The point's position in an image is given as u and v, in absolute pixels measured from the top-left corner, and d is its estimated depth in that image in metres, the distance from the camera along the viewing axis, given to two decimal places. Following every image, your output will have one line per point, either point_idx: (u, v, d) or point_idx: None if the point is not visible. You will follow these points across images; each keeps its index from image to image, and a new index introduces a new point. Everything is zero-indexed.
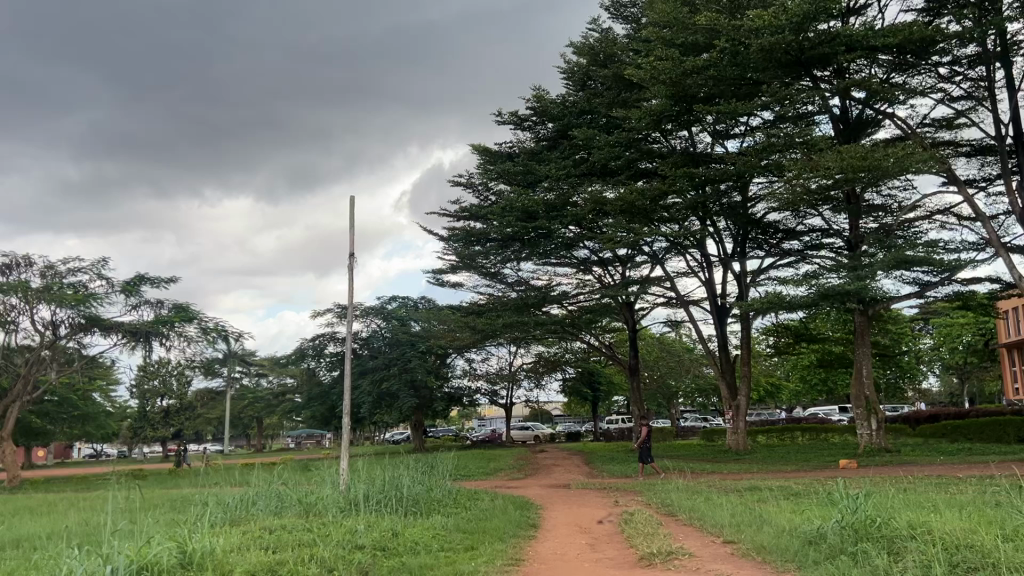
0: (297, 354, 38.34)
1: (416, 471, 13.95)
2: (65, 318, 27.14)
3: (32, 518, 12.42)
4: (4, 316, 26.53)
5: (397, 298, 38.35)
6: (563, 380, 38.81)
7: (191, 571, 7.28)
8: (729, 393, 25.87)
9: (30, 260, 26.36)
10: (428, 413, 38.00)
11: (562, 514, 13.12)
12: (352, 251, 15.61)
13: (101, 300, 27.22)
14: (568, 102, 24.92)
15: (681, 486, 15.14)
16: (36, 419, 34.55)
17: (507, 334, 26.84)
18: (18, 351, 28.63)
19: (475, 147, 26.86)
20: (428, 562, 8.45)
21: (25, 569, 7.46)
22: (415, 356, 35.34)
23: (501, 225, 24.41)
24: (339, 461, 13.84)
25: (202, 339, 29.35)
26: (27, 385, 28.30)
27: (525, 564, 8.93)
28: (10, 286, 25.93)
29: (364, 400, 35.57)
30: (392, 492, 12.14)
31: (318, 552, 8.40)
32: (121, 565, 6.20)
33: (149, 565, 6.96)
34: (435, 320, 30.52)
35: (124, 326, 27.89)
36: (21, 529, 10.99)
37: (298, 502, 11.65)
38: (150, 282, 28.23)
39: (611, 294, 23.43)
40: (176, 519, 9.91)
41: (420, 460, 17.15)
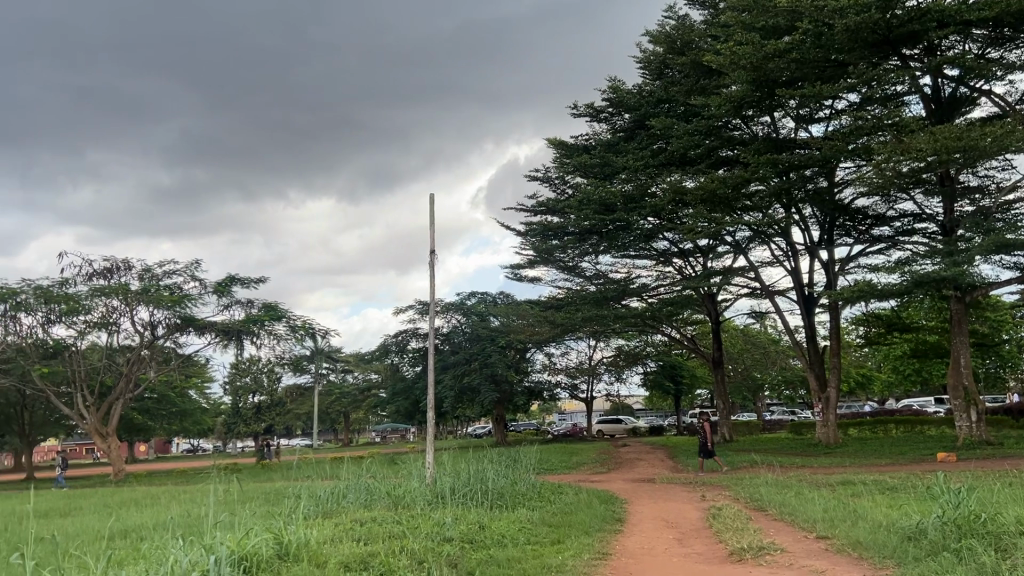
0: (381, 350, 39.08)
1: (500, 465, 14.06)
2: (162, 318, 28.33)
3: (139, 510, 13.01)
4: (107, 317, 27.89)
5: (476, 294, 38.61)
6: (644, 373, 38.41)
7: (288, 561, 7.54)
8: (818, 385, 25.15)
9: (129, 263, 27.61)
10: (510, 408, 38.19)
11: (647, 508, 13.00)
12: (432, 248, 15.84)
13: (195, 301, 28.33)
14: (644, 92, 24.66)
15: (771, 480, 14.82)
16: (138, 415, 36.21)
17: (587, 328, 26.73)
18: (120, 351, 30.06)
19: (551, 141, 26.87)
20: (516, 555, 8.50)
21: (135, 559, 7.83)
22: (495, 351, 35.47)
23: (579, 218, 24.33)
24: (426, 455, 14.05)
25: (290, 337, 30.24)
26: (129, 383, 29.68)
27: (612, 559, 8.87)
28: (111, 289, 27.21)
29: (447, 395, 36.04)
30: (478, 485, 12.25)
31: (408, 544, 8.56)
32: (224, 557, 6.45)
33: (248, 556, 7.23)
34: (514, 314, 30.62)
35: (217, 325, 28.96)
36: (128, 521, 11.53)
37: (386, 495, 11.88)
38: (240, 283, 29.22)
39: (693, 286, 23.05)
40: (272, 511, 10.25)
41: (505, 454, 17.27)
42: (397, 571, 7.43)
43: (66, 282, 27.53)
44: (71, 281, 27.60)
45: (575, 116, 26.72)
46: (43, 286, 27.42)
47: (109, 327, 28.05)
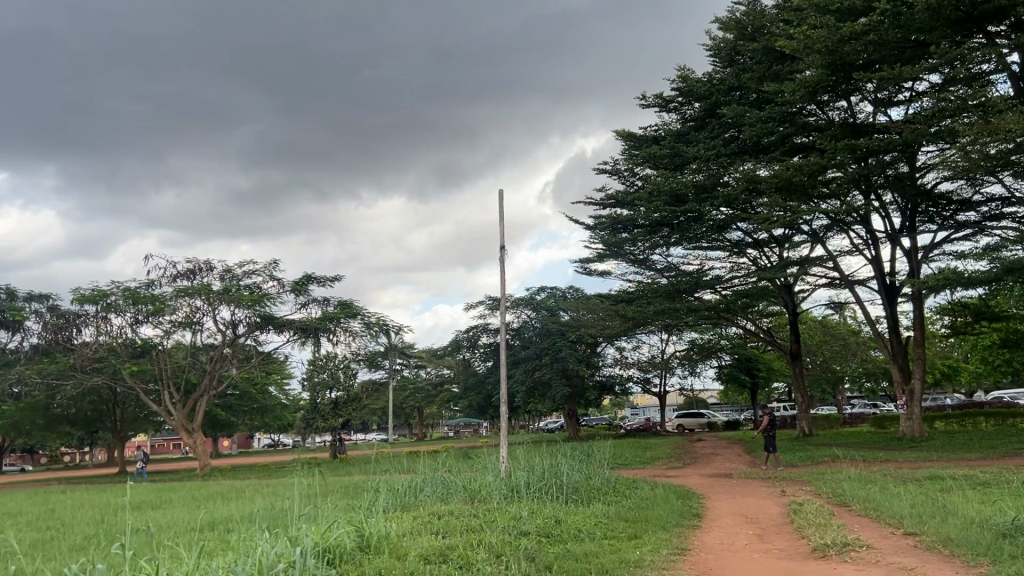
0: (452, 346, 39.49)
1: (574, 460, 14.03)
2: (242, 317, 29.21)
3: (225, 503, 13.44)
4: (190, 316, 28.88)
5: (545, 288, 38.59)
6: (718, 367, 37.80)
7: (369, 554, 7.68)
8: (901, 376, 24.33)
9: (211, 264, 28.52)
10: (582, 403, 38.09)
11: (726, 504, 12.81)
12: (502, 243, 15.93)
13: (273, 300, 29.10)
14: (715, 80, 24.25)
15: (855, 475, 14.42)
16: (222, 411, 37.40)
17: (659, 322, 26.45)
18: (204, 349, 31.09)
19: (619, 133, 26.67)
20: (593, 550, 8.48)
21: (223, 550, 8.08)
22: (566, 345, 35.36)
23: (649, 210, 24.10)
24: (501, 450, 14.11)
25: (365, 333, 30.79)
26: (213, 380, 30.69)
27: (691, 554, 8.77)
28: (195, 289, 28.17)
29: (519, 389, 36.18)
30: (553, 480, 12.25)
31: (486, 537, 8.62)
32: (309, 548, 6.62)
33: (331, 548, 7.41)
34: (585, 308, 30.51)
35: (295, 323, 29.69)
36: (217, 513, 11.94)
37: (462, 489, 11.98)
38: (316, 281, 29.90)
39: (769, 277, 22.57)
40: (353, 504, 10.46)
41: (579, 449, 17.23)
42: (476, 564, 7.50)
43: (153, 283, 28.62)
44: (157, 282, 28.67)
45: (644, 107, 26.46)
46: (131, 287, 28.54)
47: (193, 325, 29.04)
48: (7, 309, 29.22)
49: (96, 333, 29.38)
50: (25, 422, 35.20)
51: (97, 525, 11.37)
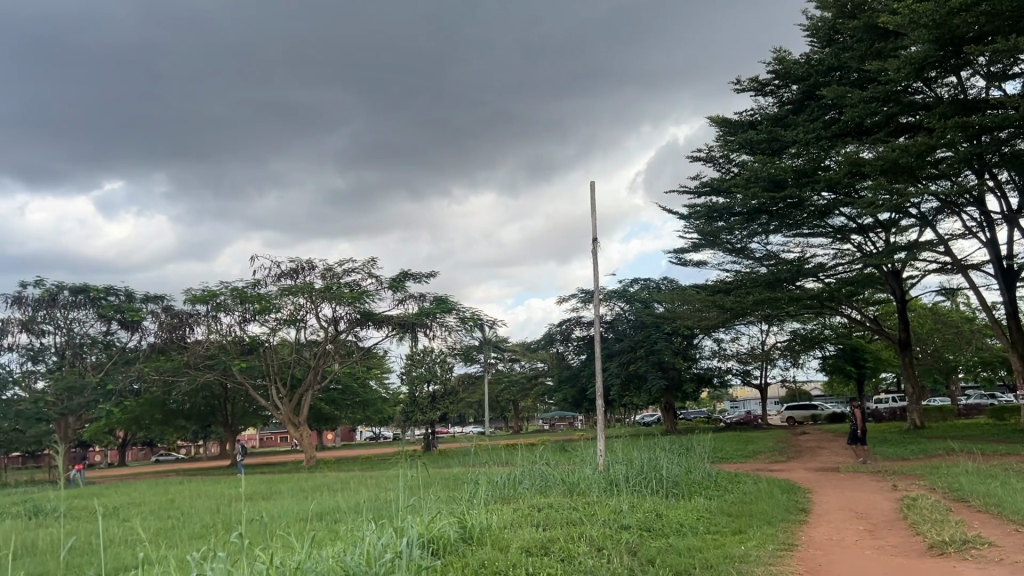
0: (546, 340, 39.60)
1: (673, 453, 13.86)
2: (344, 314, 30.02)
3: (331, 494, 13.88)
4: (294, 314, 29.89)
5: (639, 280, 38.18)
6: (822, 358, 36.60)
7: (473, 545, 7.79)
8: (1021, 365, 23.01)
9: (313, 264, 29.46)
10: (679, 396, 37.54)
11: (834, 498, 12.39)
12: (595, 235, 15.88)
13: (372, 297, 29.82)
14: (813, 61, 23.47)
15: (973, 470, 13.70)
16: (325, 405, 38.61)
17: (758, 312, 25.81)
18: (307, 345, 32.18)
19: (713, 119, 26.14)
20: (696, 545, 8.35)
21: (333, 540, 8.33)
22: (662, 338, 34.96)
23: (747, 197, 23.53)
24: (598, 444, 14.03)
25: (460, 328, 31.20)
26: (317, 375, 31.74)
27: (799, 550, 8.53)
28: (298, 288, 29.13)
29: (614, 382, 35.99)
30: (652, 473, 12.12)
31: (587, 531, 8.60)
32: (415, 538, 6.75)
33: (436, 539, 7.54)
34: (680, 300, 30.06)
35: (393, 319, 30.35)
36: (324, 504, 12.33)
37: (561, 482, 11.99)
38: (413, 278, 30.47)
39: (875, 263, 21.69)
40: (455, 496, 10.63)
41: (678, 442, 16.98)
42: (578, 557, 7.51)
43: (258, 283, 29.77)
44: (263, 282, 29.81)
45: (739, 92, 25.84)
46: (238, 287, 29.77)
47: (296, 323, 30.05)
48: (126, 310, 30.91)
49: (208, 332, 30.78)
50: (145, 416, 37.23)
51: (213, 515, 11.91)
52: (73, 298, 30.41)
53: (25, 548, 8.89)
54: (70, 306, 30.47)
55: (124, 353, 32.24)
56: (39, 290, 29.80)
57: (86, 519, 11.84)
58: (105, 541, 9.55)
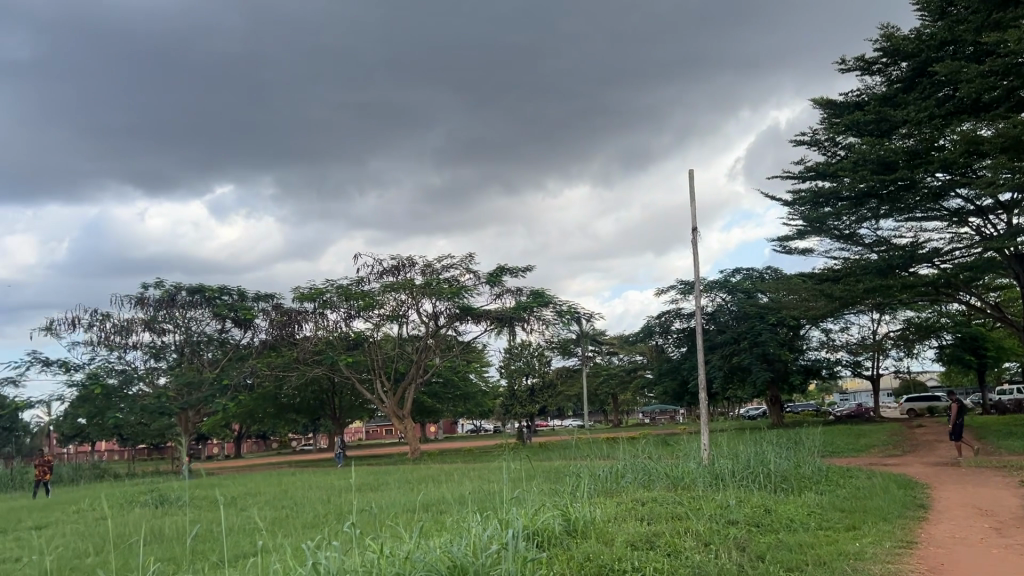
0: (645, 332, 39.19)
1: (781, 448, 13.49)
2: (443, 309, 30.50)
3: (436, 485, 14.14)
4: (396, 310, 30.55)
5: (741, 270, 37.27)
6: (939, 347, 34.86)
7: (577, 538, 7.79)
8: None
9: (413, 260, 30.07)
10: (785, 388, 36.50)
11: (956, 494, 11.79)
12: (694, 225, 15.61)
13: (471, 292, 30.17)
14: (924, 36, 22.35)
15: None
16: (428, 398, 39.38)
17: (869, 301, 24.78)
18: (409, 340, 32.88)
19: (817, 101, 25.24)
20: (808, 541, 8.11)
21: (440, 530, 8.47)
22: (766, 329, 34.07)
23: (854, 181, 22.63)
24: (702, 437, 13.76)
25: (558, 321, 31.22)
26: (419, 369, 32.45)
27: (919, 548, 8.17)
28: (400, 284, 29.76)
29: (716, 375, 35.30)
30: (759, 468, 11.81)
31: (693, 526, 8.47)
32: (520, 530, 6.81)
33: (540, 532, 7.58)
34: (785, 289, 29.18)
35: (491, 313, 30.63)
36: (429, 495, 12.58)
37: (665, 476, 11.83)
38: (510, 272, 30.66)
39: (996, 247, 20.49)
40: (557, 489, 10.65)
41: (784, 435, 16.51)
42: (684, 551, 7.40)
43: (362, 280, 30.61)
44: (366, 279, 30.62)
45: (844, 72, 24.88)
46: (343, 284, 30.70)
47: (399, 319, 30.72)
48: (239, 308, 32.33)
49: (315, 328, 31.90)
50: (258, 409, 38.85)
51: (325, 504, 12.31)
52: (190, 298, 31.95)
53: (155, 535, 9.42)
54: (187, 306, 32.04)
55: (238, 349, 33.69)
56: (159, 291, 31.48)
57: (208, 508, 12.45)
58: (226, 530, 10.03)
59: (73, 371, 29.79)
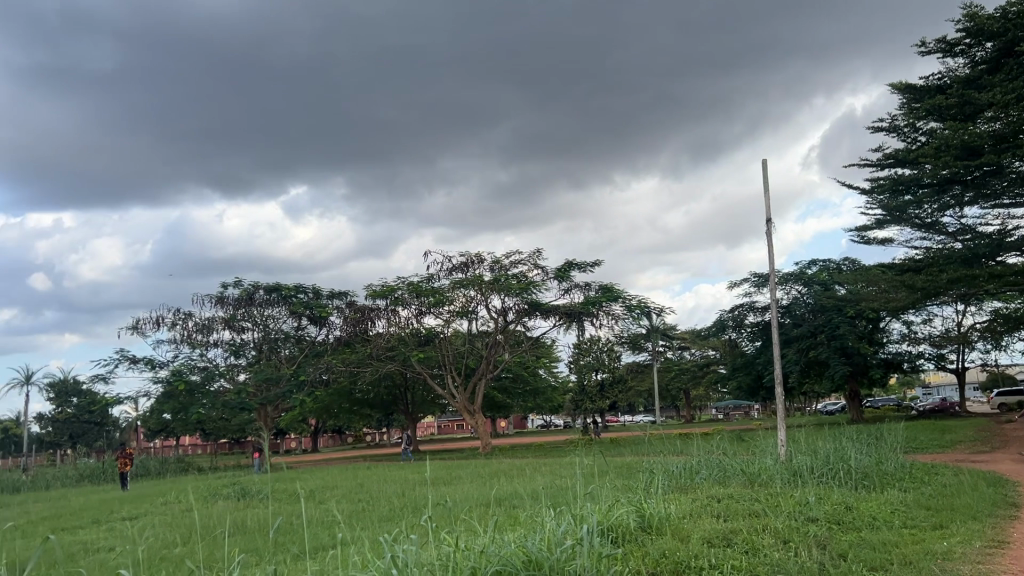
0: (718, 326, 38.59)
1: (862, 444, 13.10)
2: (512, 305, 30.58)
3: (508, 480, 14.22)
4: (466, 306, 30.78)
5: (817, 262, 36.35)
6: None
7: (652, 534, 7.72)
8: None
9: (481, 257, 30.24)
10: (865, 382, 35.45)
11: None
12: (768, 216, 15.29)
13: (539, 287, 30.18)
14: (1010, 14, 21.37)
15: None
16: (499, 393, 39.59)
17: (954, 291, 23.85)
18: (479, 336, 33.12)
19: (895, 85, 24.43)
20: (893, 539, 7.86)
21: (515, 524, 8.50)
22: (844, 322, 33.15)
23: (936, 168, 21.85)
24: (779, 433, 13.47)
25: (627, 316, 30.99)
26: (489, 365, 32.63)
27: (1010, 548, 7.83)
28: (469, 281, 29.97)
29: (792, 369, 34.51)
30: (839, 464, 11.49)
31: (771, 522, 8.30)
32: (595, 526, 6.78)
33: (614, 527, 7.55)
34: (863, 281, 28.36)
35: (560, 308, 30.62)
36: (502, 489, 12.66)
37: (741, 472, 11.62)
38: (578, 267, 30.56)
39: None
40: (631, 485, 10.58)
41: (865, 430, 16.03)
42: (763, 549, 7.26)
43: (432, 277, 30.94)
44: (436, 276, 30.94)
45: (924, 54, 24.01)
46: (414, 281, 31.10)
47: (468, 315, 30.95)
48: (314, 306, 33.09)
49: (388, 325, 32.45)
50: (334, 405, 39.70)
51: (400, 498, 12.50)
52: (268, 296, 32.84)
53: (240, 526, 9.74)
54: (265, 304, 32.93)
55: (314, 346, 34.44)
56: (238, 290, 32.44)
57: (289, 500, 12.78)
58: (306, 522, 10.29)
59: (158, 369, 30.95)
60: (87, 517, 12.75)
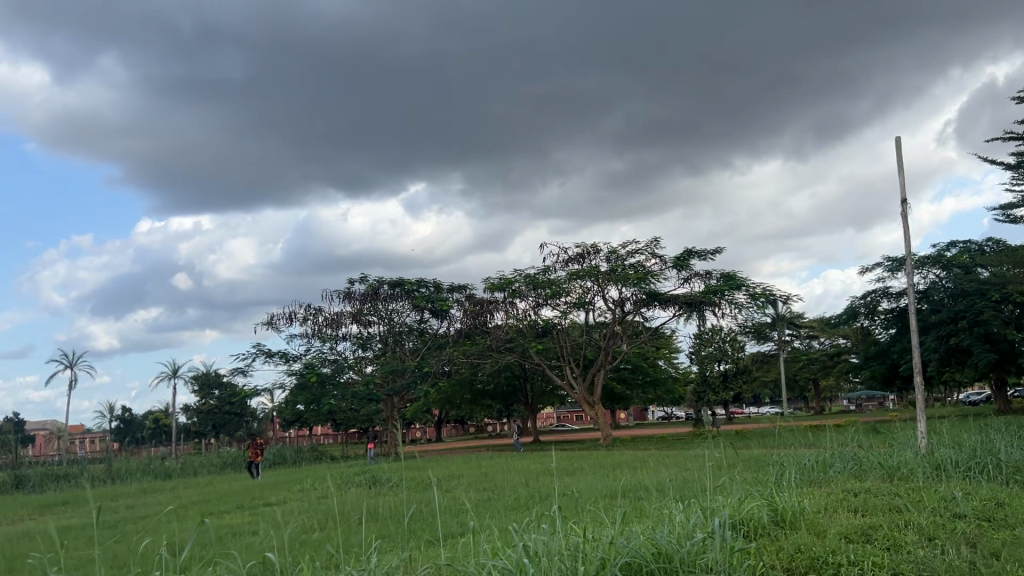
0: (848, 313, 36.96)
1: (1013, 437, 12.25)
2: (631, 295, 30.31)
3: (632, 471, 14.16)
4: (582, 297, 30.73)
5: (957, 244, 34.23)
6: None
7: (786, 529, 7.48)
8: None
9: (598, 247, 30.08)
10: (1013, 372, 33.13)
11: None
12: (903, 197, 14.53)
13: (658, 277, 29.77)
14: None
15: None
16: (619, 384, 39.34)
17: None
18: (597, 327, 32.97)
19: None
20: None
21: (643, 516, 8.44)
22: (988, 307, 31.09)
23: None
24: (918, 425, 12.77)
25: (751, 305, 30.16)
26: (608, 356, 32.41)
27: None
28: (587, 271, 29.86)
29: (930, 357, 32.65)
30: (987, 458, 10.81)
31: (914, 518, 7.88)
32: (725, 520, 6.66)
33: (745, 521, 7.39)
34: (1010, 262, 26.49)
35: (680, 298, 30.13)
36: (626, 480, 12.61)
37: (878, 465, 11.10)
38: (698, 256, 29.94)
39: None
40: (761, 477, 10.31)
41: (1015, 422, 15.00)
42: (905, 546, 6.91)
43: (549, 269, 31.05)
44: (553, 268, 31.02)
45: None
46: (531, 273, 31.28)
47: (585, 306, 30.88)
48: (435, 300, 33.84)
49: (506, 317, 32.80)
50: (456, 395, 40.51)
51: (525, 488, 12.65)
52: (391, 291, 33.81)
53: (375, 513, 10.11)
54: (390, 299, 33.90)
55: (436, 338, 35.20)
56: (364, 285, 33.56)
57: (418, 489, 13.17)
58: (436, 510, 10.58)
59: (292, 361, 32.45)
60: (233, 502, 13.52)
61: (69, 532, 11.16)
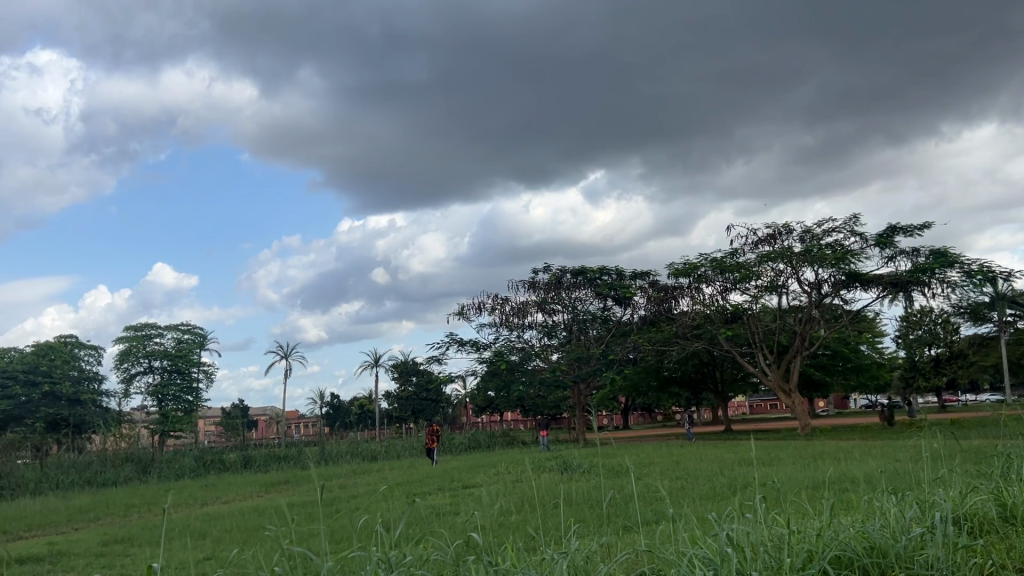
0: None
1: None
2: (829, 277, 28.80)
3: (837, 462, 13.41)
4: (774, 280, 29.53)
5: None
6: None
7: (1017, 525, 6.82)
8: None
9: (790, 227, 28.78)
10: None
11: None
12: None
13: (858, 256, 28.04)
14: None
15: None
16: (817, 371, 37.39)
17: None
18: (791, 311, 31.50)
19: None
20: None
21: (850, 509, 7.99)
22: None
23: None
24: None
25: (966, 283, 27.73)
26: (804, 342, 30.90)
27: None
28: (779, 252, 28.64)
29: None
30: None
31: None
32: (945, 513, 6.17)
33: (969, 517, 6.82)
34: None
35: (884, 278, 28.28)
36: (829, 471, 11.98)
37: None
38: (903, 232, 27.90)
39: None
40: (986, 470, 9.47)
41: None
42: None
43: (737, 252, 30.08)
44: (742, 250, 30.03)
45: None
46: (718, 257, 30.48)
47: (778, 289, 29.64)
48: (619, 287, 33.74)
49: (693, 303, 32.19)
50: (644, 382, 40.18)
51: (723, 477, 12.33)
52: (574, 279, 34.11)
53: (572, 498, 10.29)
54: (573, 287, 34.20)
55: (621, 325, 35.03)
56: (548, 274, 34.10)
57: (611, 476, 13.20)
58: (632, 496, 10.59)
59: (483, 350, 33.57)
60: (436, 484, 14.17)
61: (294, 509, 12.20)
